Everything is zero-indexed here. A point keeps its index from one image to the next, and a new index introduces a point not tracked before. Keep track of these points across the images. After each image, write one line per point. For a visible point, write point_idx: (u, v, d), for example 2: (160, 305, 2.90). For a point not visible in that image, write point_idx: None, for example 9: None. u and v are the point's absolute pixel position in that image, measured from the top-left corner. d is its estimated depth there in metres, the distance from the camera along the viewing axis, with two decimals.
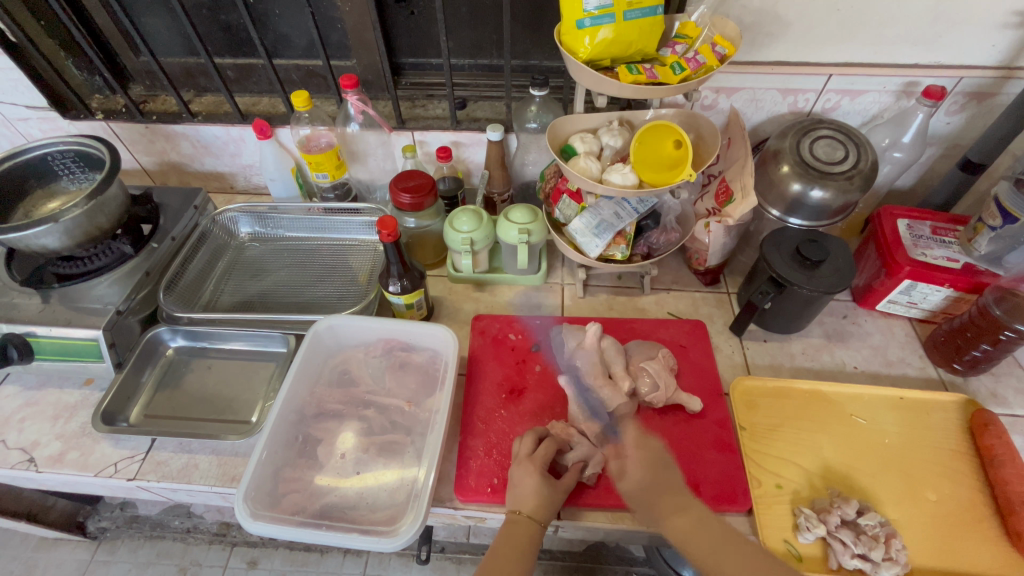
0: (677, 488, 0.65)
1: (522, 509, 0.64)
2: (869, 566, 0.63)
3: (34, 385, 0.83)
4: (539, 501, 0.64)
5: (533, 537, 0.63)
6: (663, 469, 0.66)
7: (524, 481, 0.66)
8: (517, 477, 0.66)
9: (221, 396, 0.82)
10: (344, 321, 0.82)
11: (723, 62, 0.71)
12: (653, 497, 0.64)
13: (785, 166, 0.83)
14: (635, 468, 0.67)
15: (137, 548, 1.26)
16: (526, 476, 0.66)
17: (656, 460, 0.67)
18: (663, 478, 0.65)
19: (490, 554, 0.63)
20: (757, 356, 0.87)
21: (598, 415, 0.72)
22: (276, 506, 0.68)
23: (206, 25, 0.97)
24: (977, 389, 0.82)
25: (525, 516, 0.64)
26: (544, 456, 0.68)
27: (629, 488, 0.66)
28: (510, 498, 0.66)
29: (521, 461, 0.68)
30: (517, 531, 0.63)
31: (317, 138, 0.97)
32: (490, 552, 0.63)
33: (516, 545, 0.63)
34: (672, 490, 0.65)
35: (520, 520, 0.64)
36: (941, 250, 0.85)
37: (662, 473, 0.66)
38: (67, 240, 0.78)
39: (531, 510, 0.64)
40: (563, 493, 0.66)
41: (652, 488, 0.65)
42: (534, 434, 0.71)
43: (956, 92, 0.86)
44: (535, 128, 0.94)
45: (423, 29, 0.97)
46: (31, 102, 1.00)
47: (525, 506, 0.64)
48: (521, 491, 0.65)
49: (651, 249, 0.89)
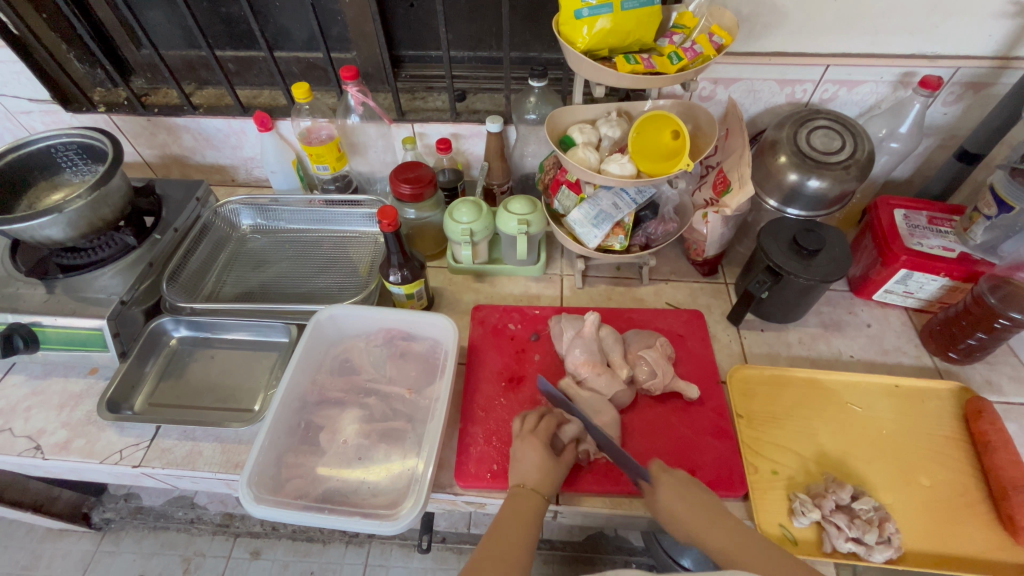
0: (714, 508, 0.62)
1: (527, 482, 0.65)
2: (863, 550, 0.64)
3: (39, 374, 0.84)
4: (542, 474, 0.65)
5: (535, 507, 0.64)
6: (698, 492, 0.63)
7: (526, 456, 0.67)
8: (521, 453, 0.67)
9: (224, 385, 0.83)
10: (344, 310, 0.83)
11: (721, 52, 0.72)
12: (687, 518, 0.61)
13: (782, 156, 0.83)
14: (664, 492, 0.63)
15: (142, 539, 1.28)
16: (531, 451, 0.67)
17: (688, 484, 0.64)
18: (700, 500, 0.62)
19: (491, 531, 0.62)
20: (754, 345, 0.87)
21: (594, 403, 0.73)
22: (279, 491, 0.69)
23: (207, 18, 0.98)
24: (972, 377, 0.83)
25: (528, 489, 0.65)
26: (546, 432, 0.69)
27: (664, 515, 0.63)
28: (513, 474, 0.67)
29: (524, 436, 0.69)
30: (522, 502, 0.64)
31: (317, 130, 0.98)
32: (492, 528, 0.62)
33: (521, 518, 0.63)
34: (707, 510, 0.61)
35: (522, 492, 0.65)
36: (937, 239, 0.85)
37: (699, 496, 0.63)
38: (71, 231, 0.78)
39: (535, 484, 0.65)
40: (562, 466, 0.67)
41: (691, 516, 0.61)
42: (534, 414, 0.72)
43: (953, 82, 0.87)
44: (534, 119, 0.95)
45: (423, 22, 0.97)
46: (33, 96, 1.01)
47: (528, 480, 0.65)
48: (523, 465, 0.66)
49: (650, 239, 0.90)
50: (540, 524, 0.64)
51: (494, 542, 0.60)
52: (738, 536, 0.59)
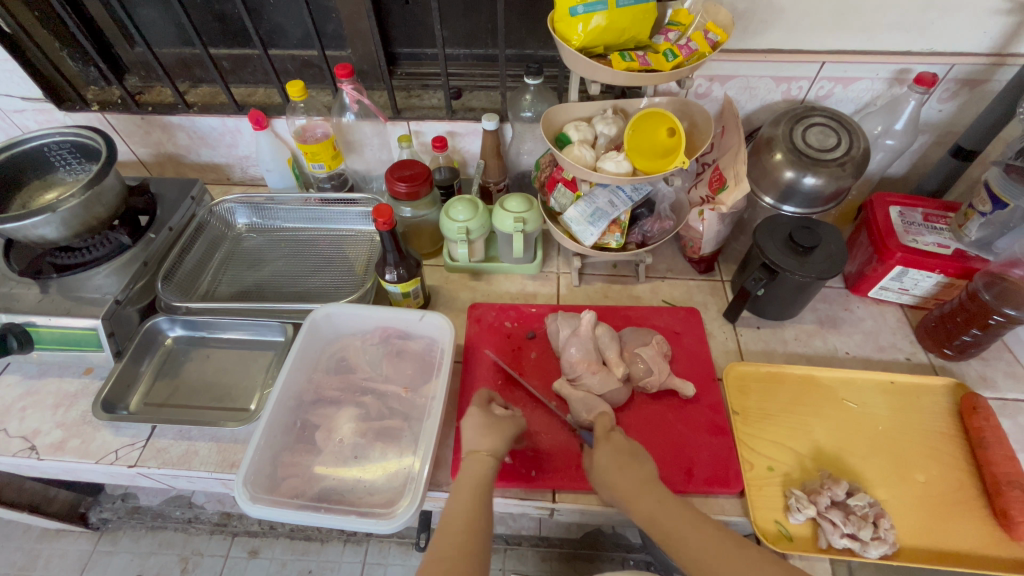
0: (645, 477, 0.63)
1: (479, 449, 0.65)
2: (858, 546, 0.64)
3: (34, 374, 0.84)
4: (495, 438, 0.66)
5: (483, 475, 0.64)
6: (631, 459, 0.64)
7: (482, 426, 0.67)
8: (475, 421, 0.68)
9: (220, 384, 0.83)
10: (340, 309, 0.83)
11: (716, 49, 0.72)
12: (619, 486, 0.63)
13: (778, 153, 0.83)
14: (600, 458, 0.65)
15: (139, 538, 1.28)
16: (486, 420, 0.68)
17: (625, 451, 0.65)
18: (633, 469, 0.63)
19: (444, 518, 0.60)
20: (750, 342, 0.88)
21: (589, 400, 0.73)
22: (275, 490, 0.69)
23: (200, 15, 0.97)
24: (967, 373, 0.84)
25: (483, 454, 0.65)
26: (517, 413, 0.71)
27: (600, 480, 0.65)
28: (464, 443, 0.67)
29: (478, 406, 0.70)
30: (478, 468, 0.64)
31: (313, 128, 0.97)
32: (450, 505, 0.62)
33: (478, 484, 0.63)
34: (641, 480, 0.63)
35: (473, 459, 0.65)
36: (932, 236, 0.86)
37: (631, 463, 0.64)
38: (65, 230, 0.78)
39: (489, 448, 0.65)
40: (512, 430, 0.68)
41: (624, 485, 0.62)
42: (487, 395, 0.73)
43: (948, 79, 0.87)
44: (530, 117, 0.95)
45: (418, 19, 0.97)
46: (26, 94, 1.01)
47: (482, 445, 0.66)
48: (473, 433, 0.67)
49: (646, 237, 0.90)
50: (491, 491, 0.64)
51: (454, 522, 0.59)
52: (666, 505, 0.61)
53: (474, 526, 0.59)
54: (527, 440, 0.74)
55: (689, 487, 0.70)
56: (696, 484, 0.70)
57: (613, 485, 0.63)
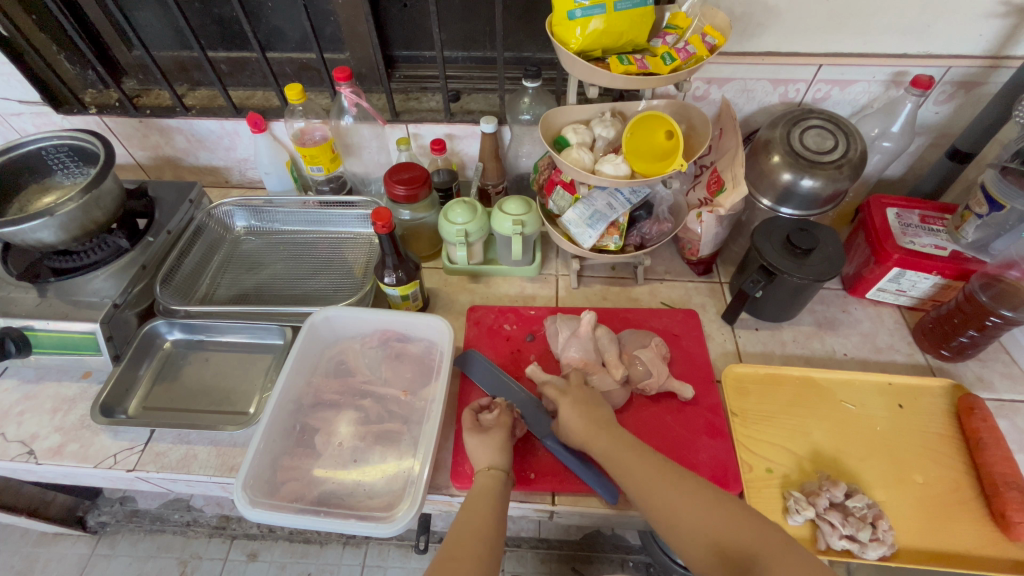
0: (605, 419, 0.68)
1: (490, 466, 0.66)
2: (857, 547, 0.65)
3: (32, 378, 0.83)
4: (497, 451, 0.67)
5: (497, 490, 0.64)
6: (594, 408, 0.69)
7: (476, 444, 0.68)
8: (471, 442, 0.68)
9: (220, 388, 0.83)
10: (339, 312, 0.83)
11: (714, 52, 0.72)
12: (577, 428, 0.67)
13: (776, 156, 0.83)
14: (566, 406, 0.70)
15: (137, 542, 1.27)
16: (483, 436, 0.68)
17: (587, 402, 0.70)
18: (593, 413, 0.68)
19: (455, 531, 0.60)
20: (748, 344, 0.88)
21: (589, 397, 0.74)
22: (274, 494, 0.69)
23: (198, 18, 0.97)
24: (964, 374, 0.84)
25: (486, 470, 0.66)
26: (508, 414, 0.72)
27: (566, 432, 0.69)
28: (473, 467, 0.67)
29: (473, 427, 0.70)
30: (483, 483, 0.65)
31: (311, 131, 0.97)
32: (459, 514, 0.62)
33: (483, 496, 0.63)
34: (597, 420, 0.67)
35: (485, 476, 0.65)
36: (929, 237, 0.86)
37: (593, 411, 0.69)
38: (63, 234, 0.78)
39: (489, 462, 0.66)
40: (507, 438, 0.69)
41: (580, 427, 0.67)
42: (472, 407, 0.74)
43: (944, 81, 0.87)
44: (529, 120, 0.95)
45: (416, 22, 0.97)
46: (24, 97, 1.00)
47: (482, 462, 0.67)
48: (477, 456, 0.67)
49: (644, 239, 0.90)
50: (505, 505, 0.64)
51: (464, 529, 0.59)
52: (619, 440, 0.65)
53: (485, 533, 0.59)
54: (527, 441, 0.75)
55: None
56: None
57: (575, 432, 0.68)
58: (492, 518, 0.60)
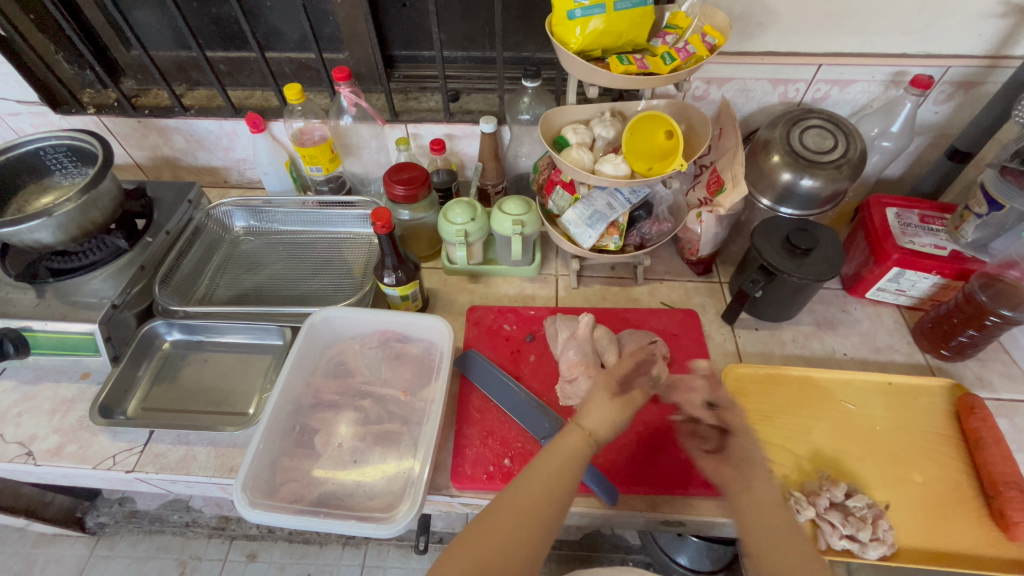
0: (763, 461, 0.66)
1: (585, 428, 0.63)
2: (857, 547, 0.65)
3: (30, 379, 0.83)
4: (605, 424, 0.63)
5: (583, 454, 0.61)
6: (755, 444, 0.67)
7: (600, 406, 0.65)
8: (599, 401, 0.65)
9: (219, 389, 0.83)
10: (339, 312, 0.83)
11: (714, 52, 0.72)
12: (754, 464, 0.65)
13: (776, 155, 0.83)
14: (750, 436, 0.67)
15: (136, 543, 1.27)
16: (613, 406, 0.65)
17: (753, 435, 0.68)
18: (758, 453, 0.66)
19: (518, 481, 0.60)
20: (748, 344, 0.88)
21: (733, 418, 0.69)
22: (274, 495, 0.68)
23: (197, 18, 0.97)
24: (964, 373, 0.84)
25: (580, 431, 0.63)
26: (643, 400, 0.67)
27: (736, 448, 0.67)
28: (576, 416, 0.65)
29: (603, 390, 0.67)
30: (571, 440, 0.62)
31: (310, 131, 0.97)
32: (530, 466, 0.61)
33: (565, 456, 0.61)
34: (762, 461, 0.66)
35: (574, 432, 0.62)
36: (929, 237, 0.86)
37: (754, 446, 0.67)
38: (62, 234, 0.77)
39: (592, 430, 0.63)
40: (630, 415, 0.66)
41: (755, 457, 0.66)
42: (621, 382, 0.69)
43: (944, 81, 0.87)
44: (528, 119, 0.95)
45: (416, 21, 0.97)
46: (21, 98, 1.00)
47: (587, 424, 0.63)
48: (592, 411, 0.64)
49: (644, 239, 0.90)
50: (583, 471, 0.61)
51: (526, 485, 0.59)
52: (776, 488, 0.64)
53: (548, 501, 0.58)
54: (527, 442, 0.74)
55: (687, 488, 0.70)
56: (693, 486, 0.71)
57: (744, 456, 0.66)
58: (559, 489, 0.59)
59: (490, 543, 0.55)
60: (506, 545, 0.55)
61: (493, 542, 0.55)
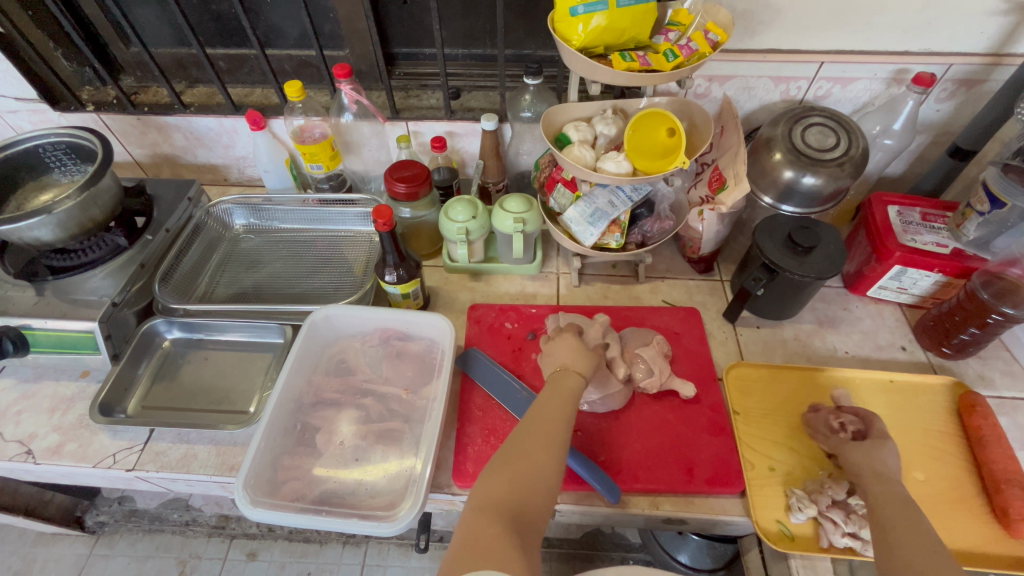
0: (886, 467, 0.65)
1: (571, 366, 0.66)
2: (859, 545, 0.65)
3: (29, 378, 0.83)
4: (583, 358, 0.66)
5: (577, 387, 0.64)
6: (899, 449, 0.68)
7: (566, 349, 0.68)
8: (563, 345, 0.69)
9: (219, 387, 0.82)
10: (339, 310, 0.82)
11: (717, 48, 0.71)
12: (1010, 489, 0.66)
13: (778, 153, 0.83)
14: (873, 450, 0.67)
15: (136, 542, 1.27)
16: (575, 345, 0.68)
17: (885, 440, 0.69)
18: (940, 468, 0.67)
19: (529, 417, 0.61)
20: (749, 342, 0.88)
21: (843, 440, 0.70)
22: (275, 494, 0.68)
23: (197, 15, 0.97)
24: (965, 371, 0.84)
25: (568, 370, 0.65)
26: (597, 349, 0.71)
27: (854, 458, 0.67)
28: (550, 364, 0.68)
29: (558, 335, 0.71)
30: (564, 378, 0.64)
31: (310, 129, 0.96)
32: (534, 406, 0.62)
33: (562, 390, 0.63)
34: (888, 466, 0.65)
35: (562, 374, 0.65)
36: (931, 235, 0.86)
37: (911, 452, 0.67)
38: (61, 232, 0.77)
39: (577, 367, 0.65)
40: (599, 361, 0.69)
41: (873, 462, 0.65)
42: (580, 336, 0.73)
43: (946, 79, 0.87)
44: (530, 117, 0.95)
45: (416, 18, 0.97)
46: (19, 94, 1.00)
47: (569, 363, 0.66)
48: (559, 354, 0.68)
49: (645, 237, 0.90)
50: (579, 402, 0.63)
51: (535, 419, 0.60)
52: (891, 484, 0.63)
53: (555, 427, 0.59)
54: None
55: (690, 487, 0.70)
56: (697, 484, 0.70)
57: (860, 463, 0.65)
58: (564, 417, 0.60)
59: (514, 472, 0.54)
60: (528, 471, 0.54)
61: (516, 471, 0.54)
